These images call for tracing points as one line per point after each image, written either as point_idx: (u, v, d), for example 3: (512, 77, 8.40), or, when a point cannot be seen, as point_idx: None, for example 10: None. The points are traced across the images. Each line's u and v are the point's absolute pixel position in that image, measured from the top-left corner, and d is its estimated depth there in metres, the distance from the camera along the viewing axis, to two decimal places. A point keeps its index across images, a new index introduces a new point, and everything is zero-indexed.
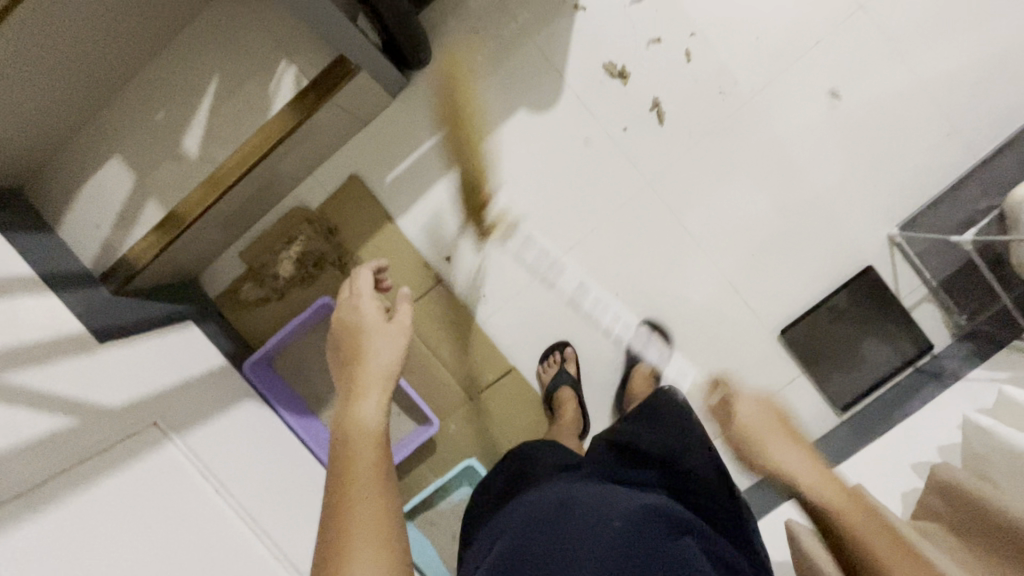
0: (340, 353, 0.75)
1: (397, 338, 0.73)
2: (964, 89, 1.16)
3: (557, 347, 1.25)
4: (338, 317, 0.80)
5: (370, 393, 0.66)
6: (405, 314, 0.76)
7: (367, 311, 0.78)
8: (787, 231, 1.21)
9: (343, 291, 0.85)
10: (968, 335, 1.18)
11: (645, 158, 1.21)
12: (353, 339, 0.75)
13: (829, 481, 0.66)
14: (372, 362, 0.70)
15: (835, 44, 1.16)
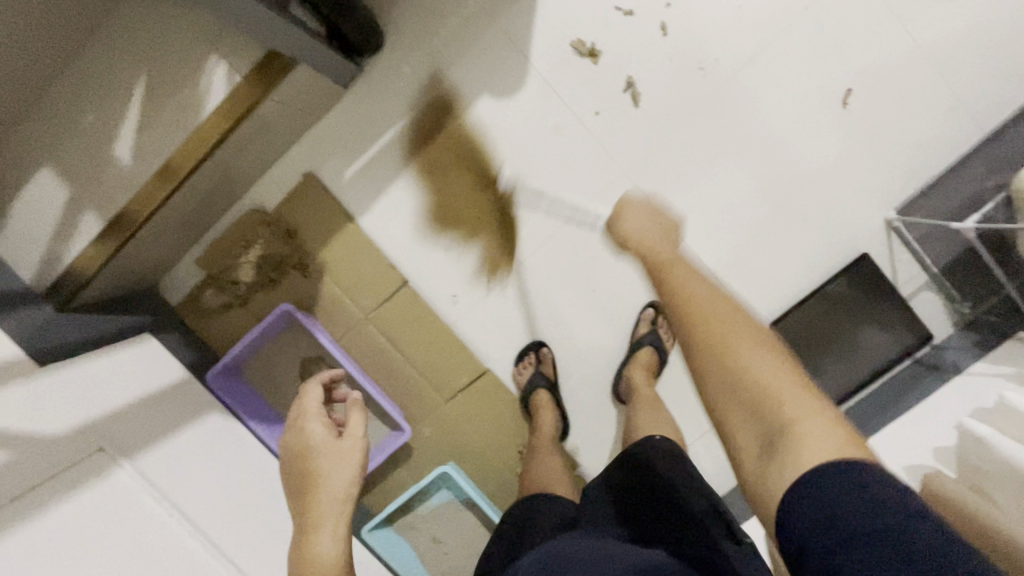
0: (293, 478, 0.76)
1: (350, 462, 0.74)
2: (972, 56, 1.05)
3: (532, 348, 1.19)
4: (286, 441, 0.79)
5: (325, 522, 0.70)
6: (359, 427, 0.78)
7: (314, 433, 0.77)
8: (776, 218, 1.12)
9: (294, 404, 0.82)
10: (971, 325, 1.11)
11: (620, 143, 1.12)
12: (304, 462, 0.76)
13: (676, 286, 0.61)
14: (330, 489, 0.72)
15: (828, 9, 1.05)
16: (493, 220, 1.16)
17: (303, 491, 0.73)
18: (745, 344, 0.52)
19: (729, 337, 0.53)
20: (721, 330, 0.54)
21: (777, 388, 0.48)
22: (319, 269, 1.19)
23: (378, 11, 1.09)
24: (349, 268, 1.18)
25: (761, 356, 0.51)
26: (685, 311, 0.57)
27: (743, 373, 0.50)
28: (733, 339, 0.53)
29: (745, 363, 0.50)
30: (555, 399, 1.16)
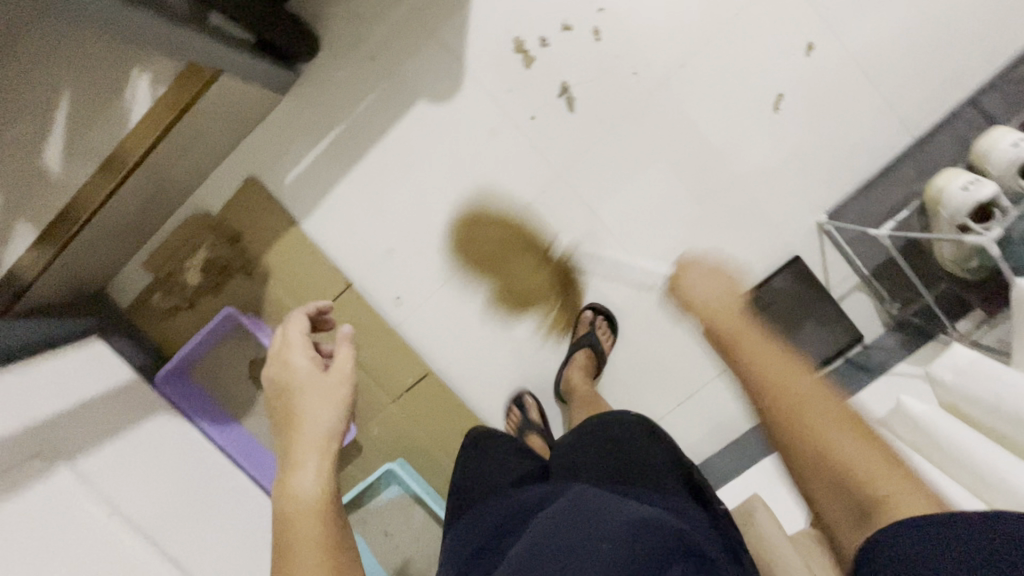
0: (278, 412, 0.69)
1: (333, 397, 0.67)
2: (900, 60, 1.06)
3: (517, 397, 1.22)
4: (270, 372, 0.71)
5: (309, 457, 0.63)
6: (344, 363, 0.69)
7: (297, 369, 0.69)
8: (711, 221, 1.14)
9: (274, 338, 0.74)
10: (900, 326, 1.13)
11: (556, 148, 1.13)
12: (288, 400, 0.68)
13: (757, 361, 0.59)
14: (310, 428, 0.65)
15: (758, 15, 1.05)
16: (433, 224, 1.17)
17: (288, 428, 0.66)
18: (827, 420, 0.55)
19: (831, 432, 0.54)
20: (803, 408, 0.56)
21: (846, 449, 0.53)
22: (264, 272, 1.21)
23: (312, 18, 1.09)
24: (294, 271, 1.20)
25: (851, 440, 0.54)
26: (790, 414, 0.56)
27: (845, 469, 0.53)
28: (821, 412, 0.55)
29: (832, 443, 0.54)
30: (545, 442, 1.17)
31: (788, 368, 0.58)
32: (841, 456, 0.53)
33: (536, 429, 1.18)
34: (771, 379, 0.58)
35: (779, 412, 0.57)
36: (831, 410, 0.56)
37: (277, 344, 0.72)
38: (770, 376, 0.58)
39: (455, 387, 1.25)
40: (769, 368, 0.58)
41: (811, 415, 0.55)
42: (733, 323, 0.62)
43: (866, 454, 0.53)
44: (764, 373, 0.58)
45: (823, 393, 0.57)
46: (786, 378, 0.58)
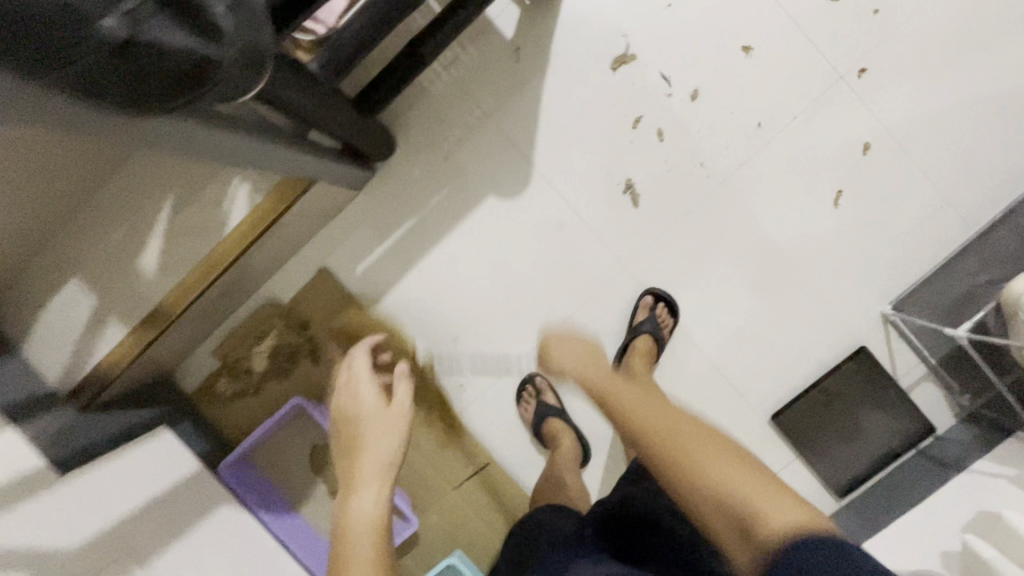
0: (343, 443, 0.80)
1: (394, 428, 0.78)
2: (954, 160, 1.10)
3: (528, 382, 1.19)
4: (337, 403, 0.85)
5: (370, 481, 0.70)
6: (404, 398, 0.83)
7: (365, 398, 0.84)
8: (774, 312, 1.15)
9: (342, 373, 0.91)
10: (973, 418, 1.12)
11: (620, 241, 1.15)
12: (354, 428, 0.80)
13: (639, 422, 0.69)
14: (372, 454, 0.74)
15: (815, 118, 1.10)
16: (499, 312, 1.19)
17: (352, 455, 0.75)
18: (702, 456, 0.59)
19: (712, 467, 0.58)
20: (672, 443, 0.62)
21: (720, 474, 0.57)
22: (329, 359, 1.22)
23: (388, 120, 1.15)
24: None
25: (726, 468, 0.58)
26: (669, 463, 0.61)
27: (699, 473, 0.58)
28: (689, 445, 0.61)
29: (713, 477, 0.57)
30: (567, 422, 1.17)
31: (655, 412, 0.70)
32: (722, 483, 0.56)
33: (556, 410, 1.17)
34: (639, 420, 0.70)
35: (653, 455, 0.63)
36: (705, 443, 0.61)
37: (345, 379, 0.88)
38: (647, 420, 0.68)
39: (516, 476, 1.23)
40: (646, 420, 0.69)
41: (680, 448, 0.61)
42: (625, 399, 0.75)
43: (717, 459, 0.59)
44: (633, 411, 0.71)
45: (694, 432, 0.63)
46: (653, 419, 0.69)
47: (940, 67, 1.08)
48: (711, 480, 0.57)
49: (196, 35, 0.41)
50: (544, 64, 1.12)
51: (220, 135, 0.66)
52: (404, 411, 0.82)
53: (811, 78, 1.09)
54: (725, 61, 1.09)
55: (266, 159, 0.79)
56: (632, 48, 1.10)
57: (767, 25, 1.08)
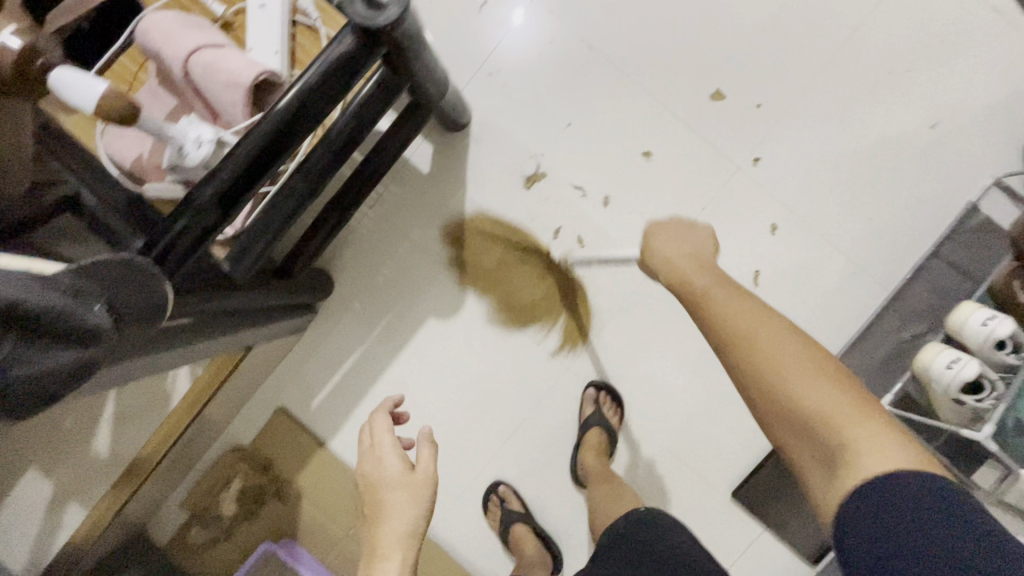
0: (363, 508, 0.71)
1: (421, 502, 0.68)
2: (858, 228, 1.16)
3: (493, 491, 1.21)
4: (359, 465, 0.74)
5: (390, 557, 0.64)
6: (431, 466, 0.71)
7: (383, 469, 0.72)
8: (716, 391, 1.19)
9: (362, 434, 0.76)
10: None
11: (559, 343, 1.20)
12: (374, 496, 0.70)
13: (693, 283, 0.68)
14: (403, 528, 0.66)
15: (721, 207, 1.17)
16: (454, 427, 1.22)
17: (370, 523, 0.68)
18: (795, 370, 0.56)
19: (797, 383, 0.55)
20: (782, 362, 0.57)
21: (844, 417, 0.52)
22: (295, 495, 1.24)
23: (324, 262, 1.21)
24: (323, 491, 1.24)
25: (852, 406, 0.53)
26: (747, 345, 0.59)
27: (810, 401, 0.54)
28: (791, 375, 0.56)
29: (799, 390, 0.55)
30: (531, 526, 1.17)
31: (777, 330, 0.59)
32: (868, 437, 0.51)
33: (522, 514, 1.18)
34: (729, 321, 0.62)
35: (730, 341, 0.61)
36: (816, 367, 0.56)
37: (363, 437, 0.75)
38: (722, 317, 0.63)
39: None
40: (726, 317, 0.62)
41: (781, 371, 0.56)
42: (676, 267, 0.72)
43: (816, 374, 0.55)
44: (728, 317, 0.62)
45: (806, 355, 0.57)
46: (741, 320, 0.61)
47: (828, 145, 1.16)
48: (791, 391, 0.55)
49: (77, 345, 0.48)
50: (462, 192, 1.19)
51: (161, 360, 0.74)
52: (430, 482, 0.71)
53: (711, 172, 1.16)
54: (629, 168, 1.17)
55: (201, 351, 0.84)
56: (541, 167, 1.17)
57: (661, 132, 1.16)
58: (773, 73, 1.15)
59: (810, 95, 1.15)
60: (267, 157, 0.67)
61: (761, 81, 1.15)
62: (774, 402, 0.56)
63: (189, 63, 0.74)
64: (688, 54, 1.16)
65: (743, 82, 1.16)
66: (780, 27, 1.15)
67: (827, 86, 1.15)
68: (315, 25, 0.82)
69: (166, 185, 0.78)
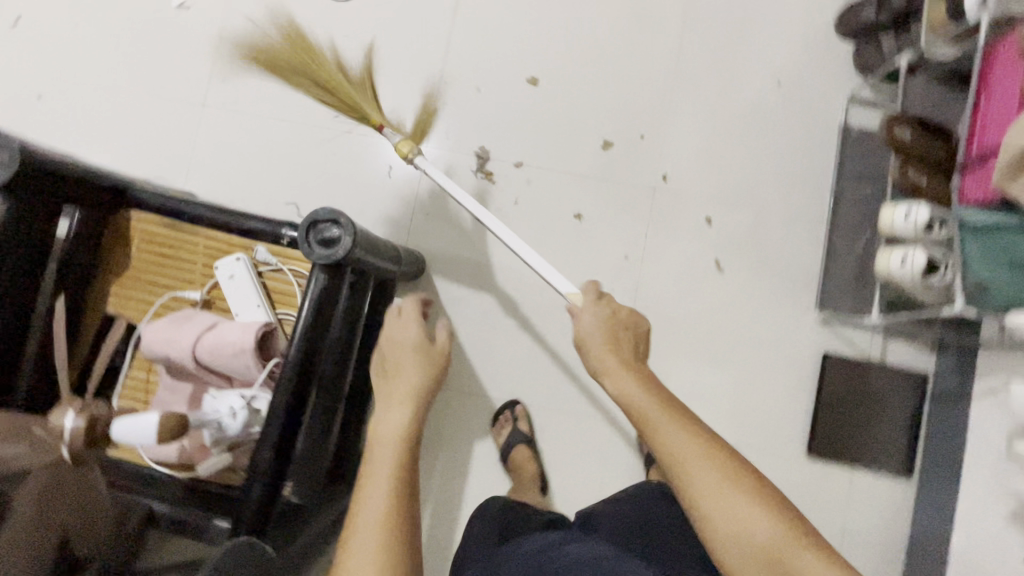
0: (382, 363, 0.92)
1: (432, 367, 0.91)
2: (771, 185, 1.33)
3: (508, 405, 1.29)
4: (385, 334, 0.94)
5: (404, 403, 0.84)
6: (445, 346, 0.95)
7: (412, 331, 0.94)
8: (740, 372, 1.30)
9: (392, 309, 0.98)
10: (942, 346, 1.27)
11: (594, 402, 1.30)
12: (399, 357, 0.91)
13: (639, 399, 0.73)
14: (416, 380, 0.88)
15: (658, 226, 1.32)
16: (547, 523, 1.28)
17: (389, 375, 0.89)
18: (732, 498, 0.63)
19: (737, 510, 0.63)
20: (701, 482, 0.65)
21: (774, 545, 0.61)
22: None
23: None
24: None
25: (768, 525, 0.61)
26: (686, 475, 0.66)
27: (752, 536, 0.61)
28: (729, 502, 0.63)
29: (745, 524, 0.62)
30: (532, 451, 1.24)
31: (702, 449, 0.67)
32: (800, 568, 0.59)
33: (525, 438, 1.25)
34: (667, 447, 0.68)
35: (672, 469, 0.67)
36: (743, 485, 0.64)
37: (401, 309, 0.97)
38: (667, 445, 0.68)
39: None
40: (685, 453, 0.67)
41: (714, 504, 0.63)
42: (616, 375, 0.77)
43: (749, 501, 0.63)
44: (669, 445, 0.68)
45: (732, 479, 0.65)
46: (684, 449, 0.67)
47: (713, 135, 1.34)
48: (733, 524, 0.62)
49: None
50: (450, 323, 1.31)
51: None
52: (442, 355, 0.94)
53: (636, 203, 1.32)
54: (572, 233, 1.32)
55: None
56: (501, 269, 1.32)
57: (580, 195, 1.33)
58: (639, 106, 1.34)
59: (677, 107, 1.34)
60: (302, 390, 0.76)
61: (634, 117, 1.34)
62: (713, 531, 0.63)
63: (197, 352, 0.84)
64: (566, 125, 1.34)
65: (622, 124, 1.34)
66: (626, 70, 1.35)
67: (685, 95, 1.35)
68: (278, 267, 0.94)
69: (213, 460, 0.82)
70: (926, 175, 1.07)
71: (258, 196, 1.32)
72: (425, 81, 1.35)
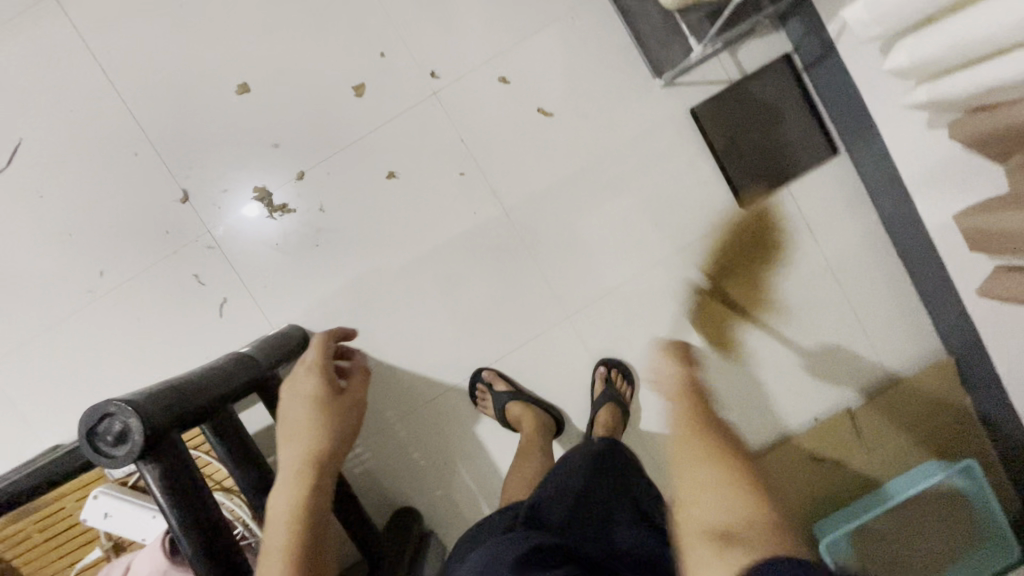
0: (286, 422, 0.79)
1: (348, 418, 0.79)
2: (532, 1, 1.17)
3: (475, 377, 1.22)
4: (290, 390, 0.82)
5: (302, 469, 0.72)
6: (360, 389, 0.84)
7: (312, 386, 0.81)
8: (636, 187, 1.21)
9: (304, 354, 0.87)
10: (783, 18, 1.16)
11: (540, 314, 1.23)
12: (304, 414, 0.77)
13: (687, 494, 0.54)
14: (318, 443, 0.74)
15: (466, 123, 1.18)
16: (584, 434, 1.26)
17: (291, 436, 0.76)
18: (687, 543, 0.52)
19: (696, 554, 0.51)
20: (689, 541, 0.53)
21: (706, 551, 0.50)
22: None
23: (388, 502, 1.25)
24: None
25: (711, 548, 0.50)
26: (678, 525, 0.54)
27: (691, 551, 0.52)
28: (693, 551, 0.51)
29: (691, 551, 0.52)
30: (524, 400, 1.18)
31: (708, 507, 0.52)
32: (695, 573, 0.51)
33: (513, 394, 1.19)
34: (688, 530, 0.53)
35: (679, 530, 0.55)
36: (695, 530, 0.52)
37: (304, 359, 0.86)
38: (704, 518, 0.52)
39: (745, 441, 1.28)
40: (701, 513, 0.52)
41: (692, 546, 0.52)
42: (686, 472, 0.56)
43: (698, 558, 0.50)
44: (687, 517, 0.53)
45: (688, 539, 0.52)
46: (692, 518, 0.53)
47: None
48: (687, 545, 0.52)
49: None
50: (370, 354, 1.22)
51: None
52: (352, 402, 0.81)
53: (431, 120, 1.17)
54: (401, 193, 1.18)
55: None
56: (369, 275, 1.20)
57: (380, 156, 1.17)
58: (359, 28, 1.16)
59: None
60: (226, 554, 0.68)
61: (364, 39, 1.16)
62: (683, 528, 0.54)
63: None
64: (310, 103, 1.16)
65: (358, 55, 1.16)
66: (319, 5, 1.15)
67: None
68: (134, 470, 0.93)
69: None
70: None
71: (107, 394, 1.16)
72: (151, 171, 1.15)
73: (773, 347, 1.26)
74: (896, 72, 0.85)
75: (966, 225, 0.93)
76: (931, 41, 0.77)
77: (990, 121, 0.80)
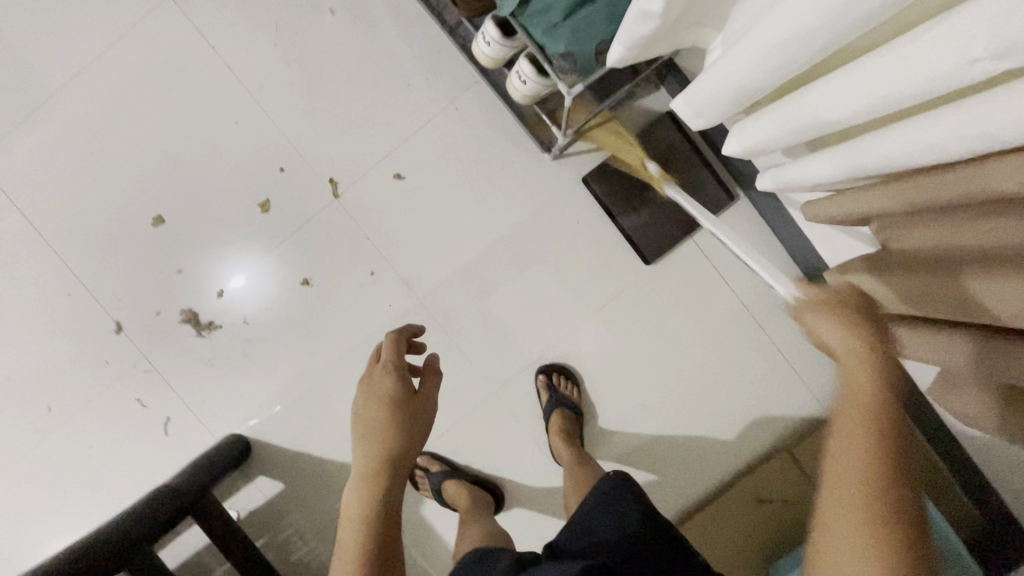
0: (361, 423, 0.79)
1: (421, 426, 0.79)
2: (416, 99, 1.22)
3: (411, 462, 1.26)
4: (364, 389, 0.81)
5: (377, 477, 0.76)
6: (433, 392, 0.82)
7: (389, 387, 0.80)
8: (542, 258, 1.24)
9: (379, 349, 0.83)
10: (661, 79, 1.18)
11: (467, 393, 1.26)
12: (382, 420, 0.78)
13: (864, 371, 0.52)
14: (392, 446, 0.77)
15: (370, 221, 1.23)
16: (528, 502, 1.28)
17: (369, 440, 0.77)
18: (856, 463, 0.47)
19: (847, 478, 0.47)
20: (863, 435, 0.48)
21: (862, 499, 0.46)
22: None
23: None
24: None
25: (860, 469, 0.47)
26: (851, 452, 0.48)
27: (853, 433, 0.49)
28: (858, 468, 0.47)
29: (844, 505, 0.46)
30: (458, 479, 1.20)
31: (866, 399, 0.51)
32: (842, 518, 0.46)
33: (447, 473, 1.22)
34: (845, 432, 0.49)
35: (844, 458, 0.48)
36: (878, 420, 0.49)
37: (383, 353, 0.82)
38: (859, 417, 0.49)
39: (696, 487, 1.27)
40: (852, 481, 0.47)
41: (862, 461, 0.47)
42: (870, 326, 0.56)
43: (860, 465, 0.47)
44: (848, 426, 0.49)
45: (870, 408, 0.50)
46: (863, 405, 0.50)
47: (334, 103, 1.22)
48: (838, 481, 0.48)
49: None
50: (306, 453, 1.25)
51: None
52: (426, 404, 0.81)
53: (337, 223, 1.23)
54: (316, 297, 1.23)
55: None
56: (297, 377, 1.24)
57: (295, 264, 1.23)
58: (257, 149, 1.22)
59: (284, 118, 1.22)
60: None
61: (263, 158, 1.22)
62: (837, 471, 0.48)
63: None
64: (220, 224, 1.23)
65: (259, 174, 1.22)
66: (217, 133, 1.22)
67: (280, 103, 1.22)
68: None
69: None
70: (463, 7, 0.96)
71: (66, 522, 1.23)
72: (82, 309, 1.23)
73: (706, 393, 1.26)
74: (733, 156, 0.87)
75: (841, 283, 0.90)
76: (751, 131, 0.79)
77: (828, 199, 0.81)
